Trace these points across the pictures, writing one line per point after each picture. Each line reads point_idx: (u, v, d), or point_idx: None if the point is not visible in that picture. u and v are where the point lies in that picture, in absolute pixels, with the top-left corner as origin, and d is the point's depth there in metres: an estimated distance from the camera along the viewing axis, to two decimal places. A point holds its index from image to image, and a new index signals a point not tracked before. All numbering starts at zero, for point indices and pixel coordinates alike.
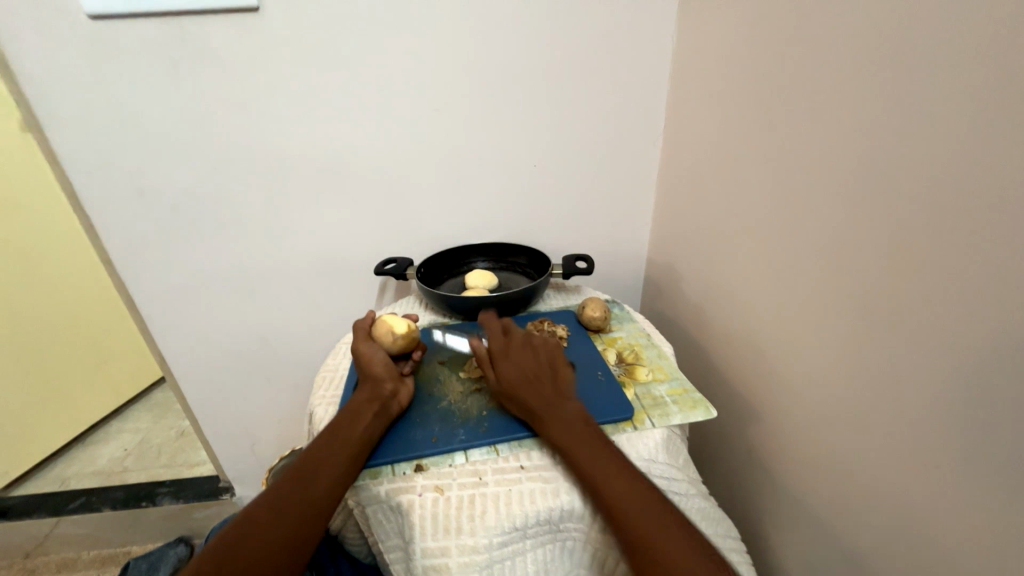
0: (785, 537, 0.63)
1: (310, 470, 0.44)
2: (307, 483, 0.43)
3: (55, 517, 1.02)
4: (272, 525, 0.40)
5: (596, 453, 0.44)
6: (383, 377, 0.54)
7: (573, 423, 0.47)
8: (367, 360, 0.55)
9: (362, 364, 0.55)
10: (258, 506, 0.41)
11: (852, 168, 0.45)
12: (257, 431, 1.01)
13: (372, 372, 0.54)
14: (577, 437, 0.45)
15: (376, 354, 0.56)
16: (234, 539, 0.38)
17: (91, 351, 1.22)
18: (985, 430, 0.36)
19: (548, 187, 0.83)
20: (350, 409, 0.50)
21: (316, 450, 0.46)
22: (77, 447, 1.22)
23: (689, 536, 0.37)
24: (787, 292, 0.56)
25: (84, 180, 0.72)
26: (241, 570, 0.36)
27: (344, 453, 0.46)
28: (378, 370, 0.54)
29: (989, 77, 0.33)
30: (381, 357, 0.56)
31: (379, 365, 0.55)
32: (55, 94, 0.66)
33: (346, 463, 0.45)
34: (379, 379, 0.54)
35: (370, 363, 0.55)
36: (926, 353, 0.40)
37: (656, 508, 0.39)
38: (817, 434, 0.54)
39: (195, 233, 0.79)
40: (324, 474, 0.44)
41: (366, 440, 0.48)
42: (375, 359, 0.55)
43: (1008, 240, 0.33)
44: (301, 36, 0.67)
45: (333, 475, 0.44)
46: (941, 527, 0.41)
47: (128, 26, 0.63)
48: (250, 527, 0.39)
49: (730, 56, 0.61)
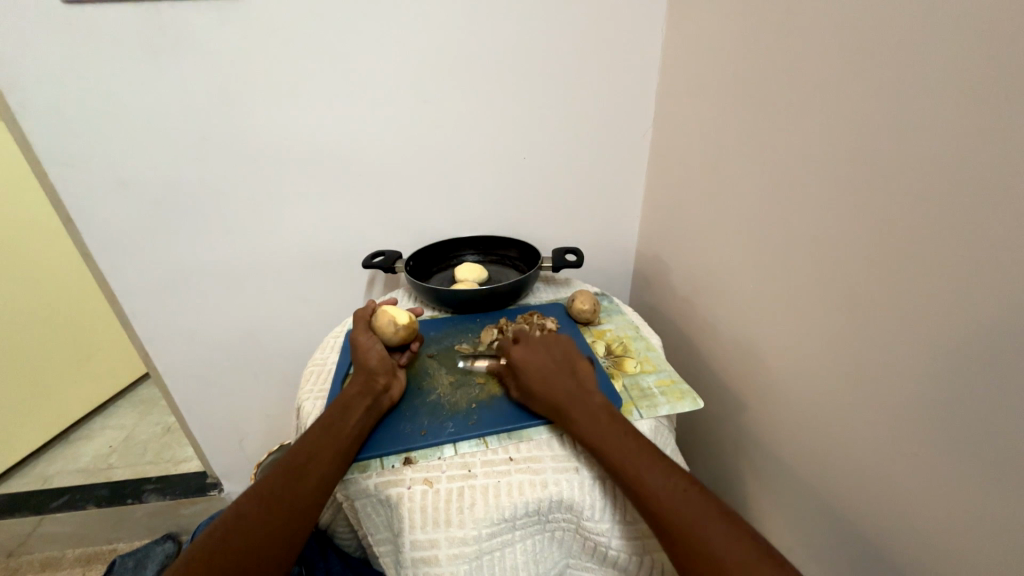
0: (770, 524, 0.64)
1: (297, 464, 0.44)
2: (293, 476, 0.43)
3: (37, 515, 0.99)
4: (257, 518, 0.39)
5: (624, 447, 0.43)
6: (379, 370, 0.54)
7: (598, 417, 0.46)
8: (363, 352, 0.55)
9: (359, 355, 0.55)
10: (244, 501, 0.41)
11: (839, 161, 0.45)
12: (244, 426, 1.00)
13: (368, 364, 0.54)
14: (603, 433, 0.45)
15: (375, 346, 0.56)
16: (222, 534, 0.38)
17: (73, 347, 1.19)
18: (967, 417, 0.37)
19: (538, 180, 0.83)
20: (340, 403, 0.50)
21: (306, 443, 0.45)
22: (58, 445, 1.20)
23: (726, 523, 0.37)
24: (774, 285, 0.57)
25: (61, 171, 0.70)
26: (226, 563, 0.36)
27: (331, 446, 0.46)
28: (373, 364, 0.54)
29: (976, 72, 0.33)
30: (378, 350, 0.56)
31: (377, 357, 0.55)
32: (29, 81, 0.63)
33: (334, 457, 0.45)
34: (376, 371, 0.54)
35: (369, 353, 0.55)
36: (910, 344, 0.41)
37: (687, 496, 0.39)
38: (803, 423, 0.55)
39: (178, 226, 0.77)
40: (313, 469, 0.44)
41: (355, 434, 0.48)
42: (372, 350, 0.56)
43: (992, 233, 0.34)
44: (287, 24, 0.65)
45: (319, 469, 0.44)
46: (920, 513, 0.42)
47: (105, 11, 0.61)
48: (238, 523, 0.39)
49: (720, 49, 0.61)
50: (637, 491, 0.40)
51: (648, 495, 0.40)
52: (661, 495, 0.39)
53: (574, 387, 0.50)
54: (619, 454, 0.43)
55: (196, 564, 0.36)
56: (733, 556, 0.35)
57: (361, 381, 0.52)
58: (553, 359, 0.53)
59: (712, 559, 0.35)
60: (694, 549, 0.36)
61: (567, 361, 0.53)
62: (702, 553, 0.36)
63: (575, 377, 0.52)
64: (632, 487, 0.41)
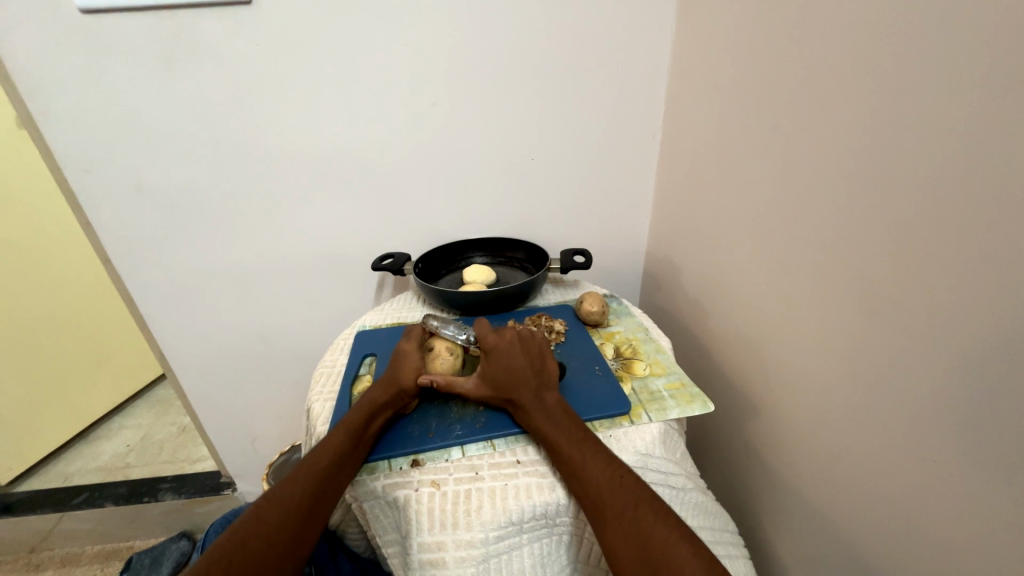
0: (782, 530, 0.63)
1: (315, 470, 0.44)
2: (313, 482, 0.43)
3: (58, 513, 1.02)
4: (274, 525, 0.40)
5: (579, 448, 0.44)
6: (410, 390, 0.52)
7: (556, 417, 0.47)
8: (402, 365, 0.53)
9: (399, 364, 0.54)
10: (264, 504, 0.42)
11: (849, 162, 0.45)
12: (257, 427, 1.02)
13: (403, 376, 0.52)
14: (560, 436, 0.45)
15: (418, 366, 0.54)
16: (242, 535, 0.39)
17: (91, 348, 1.22)
18: (984, 425, 0.36)
19: (546, 181, 0.83)
20: (362, 408, 0.49)
21: (324, 450, 0.45)
22: (80, 444, 1.23)
23: (675, 530, 0.38)
24: (784, 287, 0.56)
25: (80, 178, 0.72)
26: (247, 569, 0.37)
27: (351, 454, 0.46)
28: (405, 380, 0.52)
29: (994, 62, 0.32)
30: (416, 371, 0.53)
31: (411, 381, 0.52)
32: (48, 90, 0.65)
33: (351, 466, 0.45)
34: (408, 388, 0.52)
35: (407, 371, 0.53)
36: (926, 350, 0.39)
37: (635, 503, 0.39)
38: (817, 426, 0.53)
39: (193, 229, 0.79)
40: (331, 476, 0.44)
41: (371, 441, 0.48)
42: (410, 364, 0.53)
43: (1012, 226, 0.32)
44: (295, 31, 0.66)
45: (337, 476, 0.44)
46: (938, 523, 0.41)
47: (119, 21, 0.62)
48: (256, 526, 0.40)
49: (730, 47, 0.61)
50: (580, 481, 0.42)
51: (588, 483, 0.42)
52: (600, 482, 0.41)
53: (535, 388, 0.50)
54: (568, 446, 0.44)
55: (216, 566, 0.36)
56: (661, 539, 0.37)
57: (388, 392, 0.51)
58: (524, 360, 0.51)
59: (639, 540, 0.37)
60: (620, 530, 0.38)
61: (537, 362, 0.52)
62: (631, 535, 0.38)
63: (541, 378, 0.51)
64: (576, 476, 0.43)
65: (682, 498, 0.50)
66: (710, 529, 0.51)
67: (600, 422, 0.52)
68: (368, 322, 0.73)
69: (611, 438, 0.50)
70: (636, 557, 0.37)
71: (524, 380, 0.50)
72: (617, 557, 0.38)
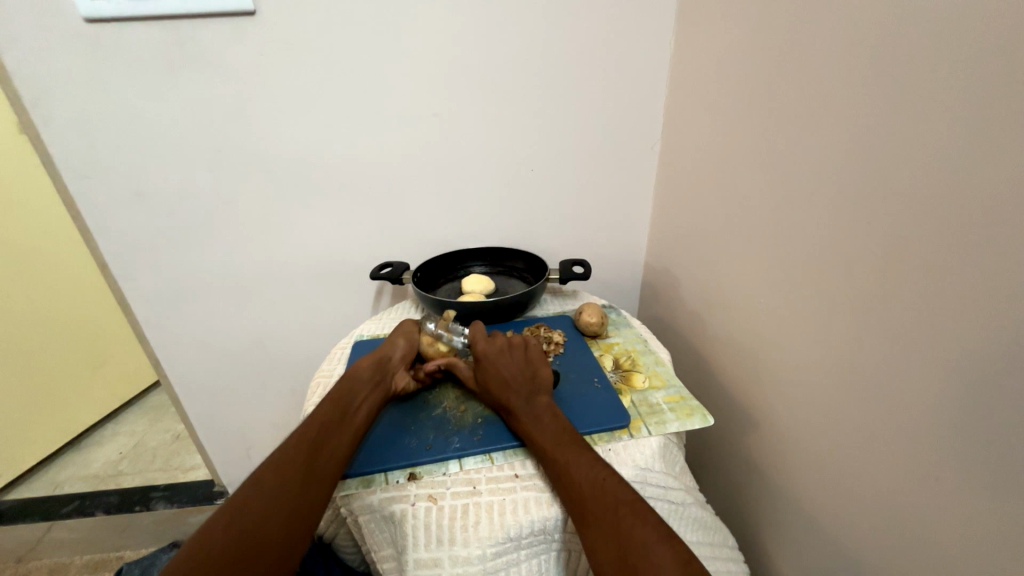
0: (780, 545, 0.62)
1: (305, 443, 0.44)
2: (307, 453, 0.44)
3: (48, 522, 1.02)
4: (271, 490, 0.40)
5: (568, 452, 0.44)
6: (397, 359, 0.57)
7: (543, 422, 0.47)
8: (395, 338, 0.60)
9: (393, 340, 0.60)
10: (260, 472, 0.41)
11: (846, 178, 0.45)
12: (253, 434, 1.01)
13: (393, 351, 0.58)
14: (551, 440, 0.45)
15: (409, 347, 0.59)
16: (241, 501, 0.39)
17: (85, 353, 1.21)
18: (984, 442, 0.36)
19: (546, 191, 0.83)
20: (354, 377, 0.52)
21: (316, 418, 0.47)
22: (72, 450, 1.22)
23: (654, 531, 0.37)
24: (783, 301, 0.56)
25: (79, 183, 0.71)
26: (240, 530, 0.36)
27: (339, 425, 0.47)
28: (394, 353, 0.57)
29: (998, 71, 0.32)
30: (404, 347, 0.59)
31: (403, 344, 0.59)
32: (51, 97, 0.65)
33: (339, 434, 0.47)
34: (397, 353, 0.58)
35: (401, 335, 0.60)
36: (925, 366, 0.39)
37: (618, 507, 0.39)
38: (815, 440, 0.53)
39: (191, 235, 0.78)
40: (326, 446, 0.45)
41: (362, 410, 0.50)
42: (400, 342, 0.59)
43: (1017, 235, 0.32)
44: (296, 40, 0.66)
45: (324, 454, 0.45)
46: (937, 540, 0.41)
47: (123, 31, 0.63)
48: (254, 490, 0.40)
49: (728, 62, 0.61)
50: (566, 487, 0.42)
51: (574, 485, 0.42)
52: (586, 485, 0.41)
53: (525, 394, 0.50)
54: (556, 449, 0.44)
55: (212, 530, 0.36)
56: (641, 541, 0.36)
57: (377, 363, 0.55)
58: (517, 366, 0.53)
59: (620, 545, 0.37)
60: (603, 538, 0.38)
61: (528, 370, 0.52)
62: (612, 537, 0.37)
63: (533, 382, 0.51)
64: (563, 479, 0.43)
65: (682, 514, 0.50)
66: (710, 545, 0.51)
67: (599, 435, 0.51)
68: (365, 332, 0.72)
69: (610, 451, 0.50)
70: (616, 563, 0.36)
71: (512, 384, 0.50)
72: (602, 567, 0.37)
